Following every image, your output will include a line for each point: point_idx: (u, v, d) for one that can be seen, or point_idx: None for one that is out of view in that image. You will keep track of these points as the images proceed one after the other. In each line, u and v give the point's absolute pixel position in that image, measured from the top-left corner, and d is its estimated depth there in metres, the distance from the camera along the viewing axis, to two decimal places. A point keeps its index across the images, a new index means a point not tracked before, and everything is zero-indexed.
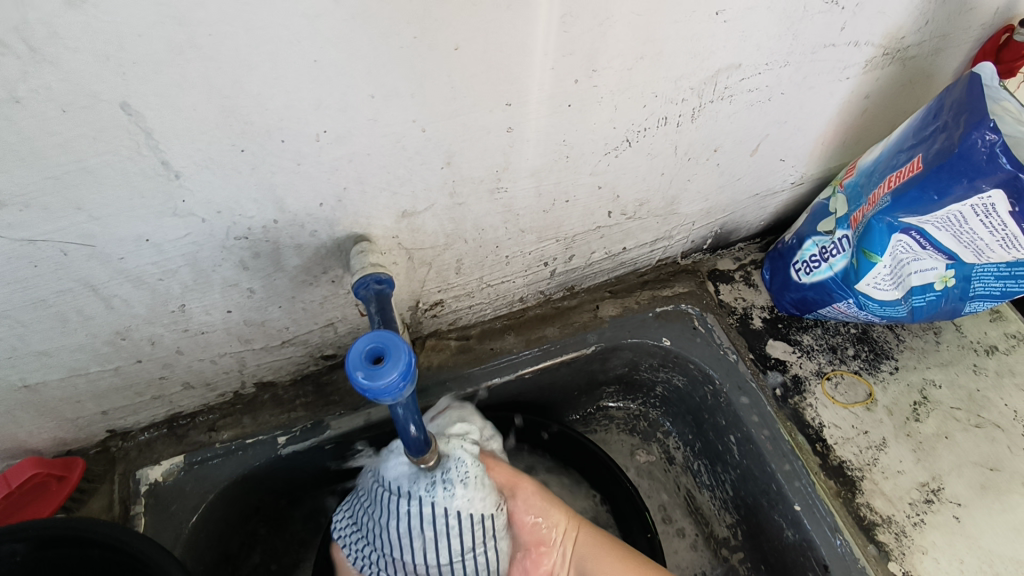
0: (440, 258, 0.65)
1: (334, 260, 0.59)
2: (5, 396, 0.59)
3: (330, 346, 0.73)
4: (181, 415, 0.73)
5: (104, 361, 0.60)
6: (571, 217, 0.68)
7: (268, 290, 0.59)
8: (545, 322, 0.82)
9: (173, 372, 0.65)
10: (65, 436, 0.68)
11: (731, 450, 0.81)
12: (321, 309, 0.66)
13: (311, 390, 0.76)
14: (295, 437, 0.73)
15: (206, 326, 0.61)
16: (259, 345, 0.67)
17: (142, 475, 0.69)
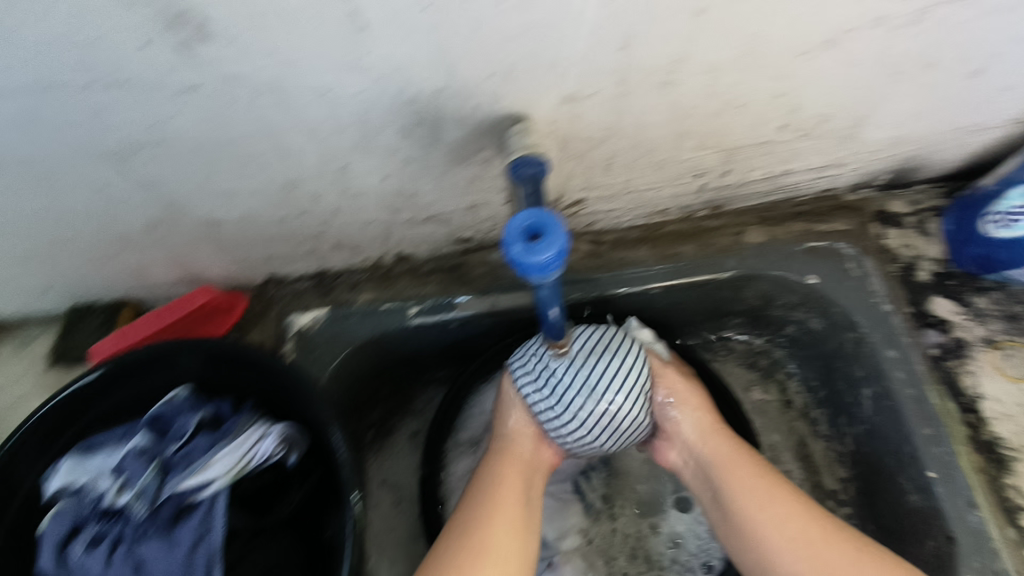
0: (592, 153, 0.63)
1: (491, 139, 0.59)
2: (192, 227, 0.66)
3: (468, 230, 0.75)
4: (330, 272, 0.80)
5: (273, 209, 0.65)
6: (740, 125, 0.63)
7: (424, 161, 0.61)
8: (684, 239, 0.79)
9: (329, 230, 0.70)
10: (234, 274, 0.77)
11: (862, 404, 0.76)
12: (467, 190, 0.67)
13: (445, 270, 0.80)
14: (425, 311, 0.76)
15: (364, 190, 0.64)
16: (406, 216, 0.70)
17: (292, 320, 0.76)
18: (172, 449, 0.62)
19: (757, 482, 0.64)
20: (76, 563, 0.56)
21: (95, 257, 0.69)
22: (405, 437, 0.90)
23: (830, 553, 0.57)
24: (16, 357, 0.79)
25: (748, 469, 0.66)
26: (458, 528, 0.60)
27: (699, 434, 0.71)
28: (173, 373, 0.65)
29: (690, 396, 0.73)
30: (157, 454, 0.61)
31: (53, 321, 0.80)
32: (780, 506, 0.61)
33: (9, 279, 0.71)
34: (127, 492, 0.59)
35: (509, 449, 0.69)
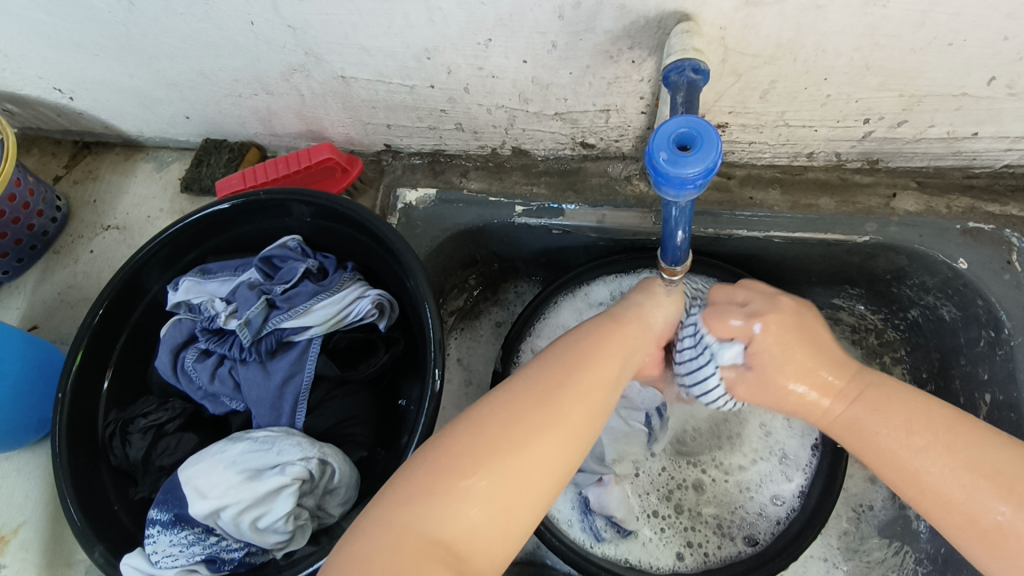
0: (754, 72, 0.56)
1: (647, 36, 0.53)
2: (325, 81, 0.66)
3: (593, 135, 0.71)
4: (443, 154, 0.79)
5: (405, 76, 0.64)
6: (939, 69, 0.53)
7: (569, 50, 0.56)
8: (824, 190, 0.71)
9: (453, 108, 0.68)
10: (353, 137, 0.77)
11: (977, 409, 0.69)
12: (605, 91, 0.62)
13: (557, 173, 0.76)
14: (531, 212, 0.75)
15: (500, 71, 0.61)
16: (534, 109, 0.67)
17: (400, 194, 0.77)
18: (278, 289, 0.63)
19: (879, 408, 0.48)
20: (187, 369, 0.63)
21: (232, 94, 0.71)
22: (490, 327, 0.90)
23: (994, 459, 0.44)
24: (152, 177, 0.85)
25: (862, 393, 0.50)
26: (502, 395, 0.45)
27: (786, 361, 0.51)
28: (288, 221, 0.68)
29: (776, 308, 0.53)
30: (265, 290, 0.64)
31: (186, 151, 0.85)
32: (948, 444, 0.45)
33: (156, 102, 0.75)
34: (235, 318, 0.62)
35: (614, 320, 0.51)
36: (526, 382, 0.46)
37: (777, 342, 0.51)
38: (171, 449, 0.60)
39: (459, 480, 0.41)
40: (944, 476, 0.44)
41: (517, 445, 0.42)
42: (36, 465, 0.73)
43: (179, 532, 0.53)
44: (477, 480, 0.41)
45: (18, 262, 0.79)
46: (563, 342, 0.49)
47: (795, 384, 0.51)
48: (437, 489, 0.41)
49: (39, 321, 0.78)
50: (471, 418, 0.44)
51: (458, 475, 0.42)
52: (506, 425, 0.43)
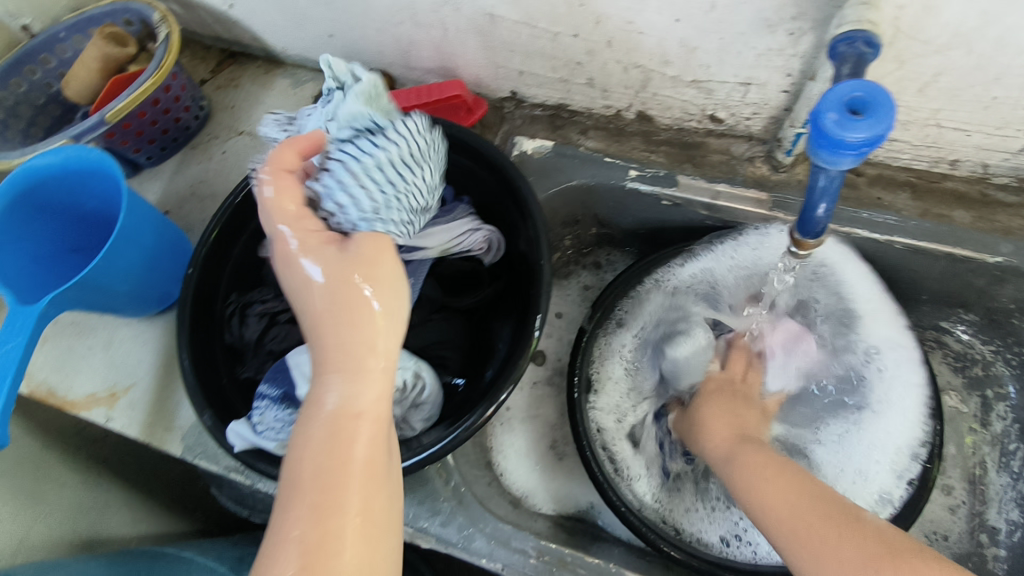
0: (920, 61, 0.54)
1: (815, 7, 0.52)
2: (473, 16, 0.68)
3: (724, 109, 0.70)
4: (566, 109, 0.80)
5: (553, 21, 0.65)
6: None
7: (727, 12, 0.55)
8: (959, 202, 0.67)
9: (590, 62, 0.69)
10: (483, 79, 0.79)
11: None
12: (751, 62, 0.61)
13: (678, 144, 0.76)
14: (645, 178, 0.74)
15: (649, 28, 0.61)
16: (672, 73, 0.66)
17: (517, 142, 0.79)
18: None
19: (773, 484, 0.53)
20: None
21: (379, 20, 0.74)
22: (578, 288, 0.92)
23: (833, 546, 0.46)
24: (286, 92, 0.90)
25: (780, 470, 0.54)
26: (319, 462, 0.42)
27: (714, 428, 0.65)
28: None
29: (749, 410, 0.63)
30: None
31: (322, 73, 0.90)
32: (806, 516, 0.49)
33: (307, 19, 0.79)
34: None
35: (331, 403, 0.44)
36: (327, 421, 0.43)
37: (719, 425, 0.64)
38: (281, 336, 0.68)
39: (308, 537, 0.39)
40: (771, 514, 0.51)
41: (338, 476, 0.41)
42: (152, 335, 0.80)
43: (283, 409, 0.57)
44: (322, 543, 0.39)
45: (161, 151, 0.86)
46: (322, 341, 0.47)
47: (707, 441, 0.64)
48: (297, 544, 0.39)
49: (170, 208, 0.85)
50: (321, 444, 0.42)
51: (308, 513, 0.40)
52: (370, 402, 0.44)
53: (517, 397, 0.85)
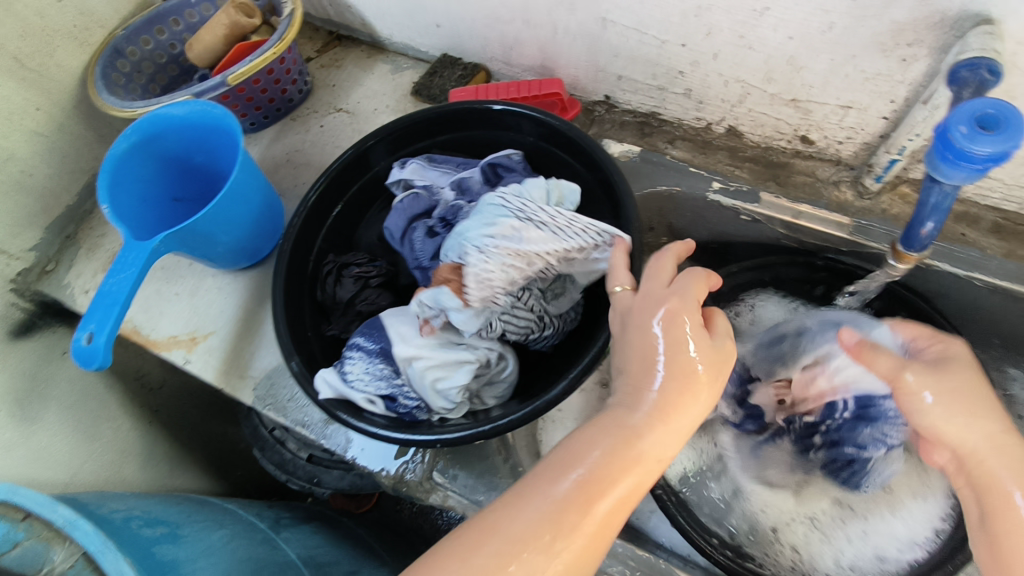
0: None
1: (934, 35, 0.54)
2: (586, 18, 0.71)
3: (817, 131, 0.71)
4: (655, 118, 0.82)
5: (664, 29, 0.67)
6: None
7: (842, 34, 0.58)
8: None
9: (692, 72, 0.72)
10: (580, 81, 0.82)
11: None
12: (856, 86, 0.63)
13: (764, 162, 0.78)
14: (728, 191, 0.76)
15: (760, 43, 0.63)
16: (772, 90, 0.68)
17: (606, 144, 0.82)
18: None
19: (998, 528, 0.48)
20: (414, 241, 0.66)
21: (492, 15, 0.78)
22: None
23: None
24: (386, 77, 0.94)
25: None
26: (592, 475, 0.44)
27: (950, 401, 0.49)
28: (511, 136, 0.74)
29: (949, 372, 0.50)
30: None
31: (421, 62, 0.94)
32: None
33: (420, 9, 0.84)
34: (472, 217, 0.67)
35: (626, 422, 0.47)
36: (610, 452, 0.45)
37: (941, 390, 0.49)
38: (371, 300, 0.67)
39: (517, 519, 0.42)
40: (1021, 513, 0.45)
41: (606, 491, 0.43)
42: (236, 288, 0.84)
43: (375, 363, 0.60)
44: (523, 541, 0.41)
45: (264, 119, 0.91)
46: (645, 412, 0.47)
47: (923, 394, 0.50)
48: (492, 525, 0.42)
49: (265, 172, 0.89)
50: (609, 453, 0.45)
51: (540, 507, 0.42)
52: (608, 470, 0.44)
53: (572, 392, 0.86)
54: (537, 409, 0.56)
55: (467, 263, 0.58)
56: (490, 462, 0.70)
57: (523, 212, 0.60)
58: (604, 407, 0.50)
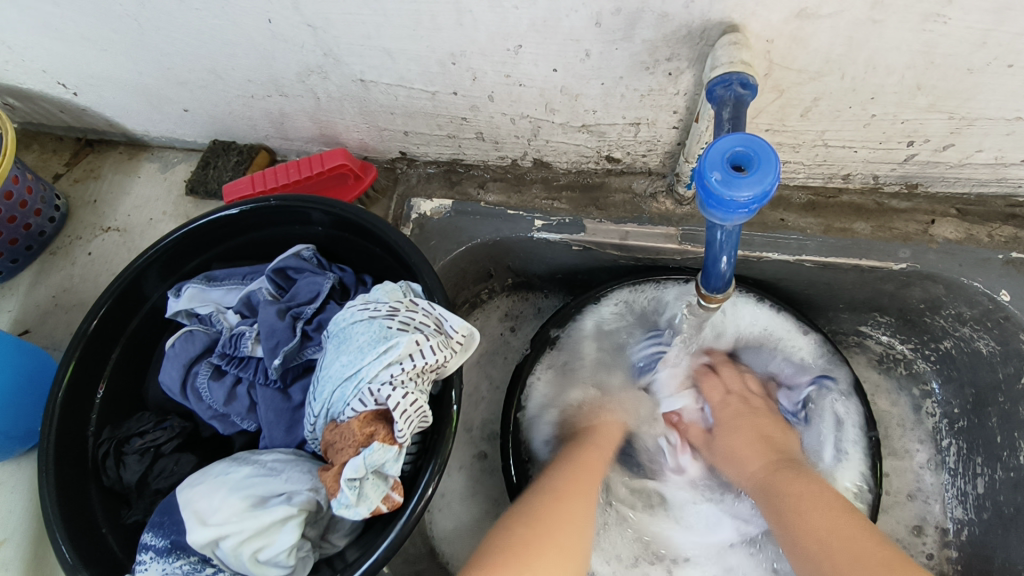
0: (798, 89, 0.53)
1: (688, 47, 0.50)
2: (343, 83, 0.63)
3: (619, 149, 0.67)
4: (460, 164, 0.76)
5: (427, 81, 0.61)
6: (995, 91, 0.50)
7: (602, 59, 0.53)
8: (858, 214, 0.67)
9: (475, 117, 0.65)
10: (368, 143, 0.74)
11: (1016, 449, 0.66)
12: (636, 104, 0.59)
13: (579, 187, 0.72)
14: (551, 227, 0.71)
15: (528, 79, 0.58)
16: (559, 120, 0.63)
17: (415, 204, 0.74)
18: (306, 310, 0.59)
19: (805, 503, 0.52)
20: (199, 387, 0.58)
21: (244, 95, 0.68)
22: (500, 325, 0.85)
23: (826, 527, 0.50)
24: (156, 178, 0.81)
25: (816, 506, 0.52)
26: (556, 482, 0.56)
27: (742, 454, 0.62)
28: (300, 230, 0.65)
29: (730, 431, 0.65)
30: (295, 314, 0.58)
31: (193, 153, 0.82)
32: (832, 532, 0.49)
33: (163, 99, 0.72)
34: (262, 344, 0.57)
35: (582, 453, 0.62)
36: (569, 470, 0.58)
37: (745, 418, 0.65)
38: (168, 471, 0.56)
39: (536, 500, 0.54)
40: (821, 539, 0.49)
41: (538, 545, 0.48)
42: (22, 477, 0.69)
43: (174, 560, 0.49)
44: (551, 507, 0.52)
45: (12, 263, 0.76)
46: (596, 444, 0.63)
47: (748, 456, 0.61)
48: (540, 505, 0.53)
49: (30, 325, 0.75)
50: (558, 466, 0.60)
51: (544, 505, 0.53)
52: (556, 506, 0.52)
53: (452, 471, 0.79)
54: (393, 545, 0.48)
55: (332, 437, 0.47)
56: None
57: (371, 337, 0.48)
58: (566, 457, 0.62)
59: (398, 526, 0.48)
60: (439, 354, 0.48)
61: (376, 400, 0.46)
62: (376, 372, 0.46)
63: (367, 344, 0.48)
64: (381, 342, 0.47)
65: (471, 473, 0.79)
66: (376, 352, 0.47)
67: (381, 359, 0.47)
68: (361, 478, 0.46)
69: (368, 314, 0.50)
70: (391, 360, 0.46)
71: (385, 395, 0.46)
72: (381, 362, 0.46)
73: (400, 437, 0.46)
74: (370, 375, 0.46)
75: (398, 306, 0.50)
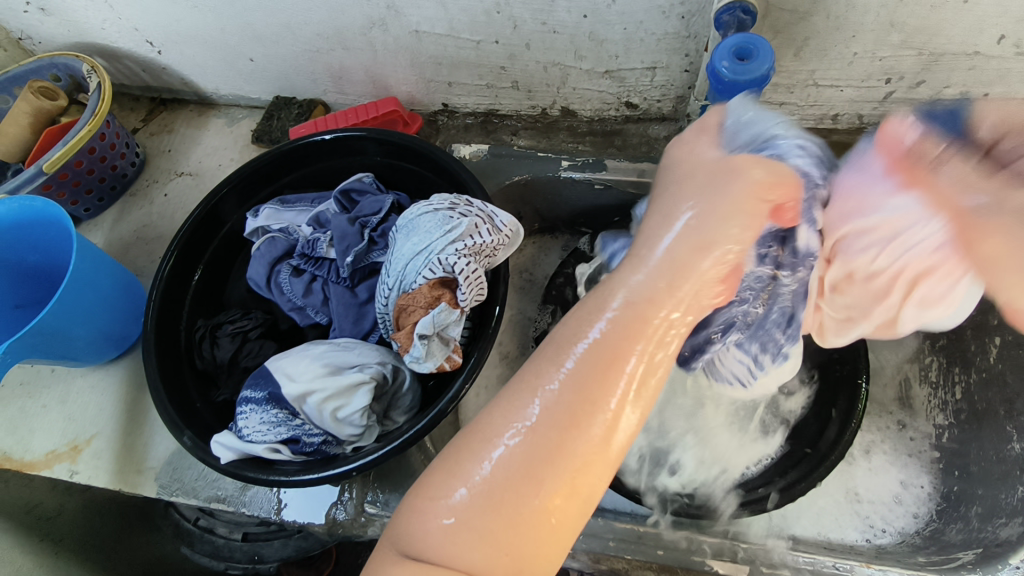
0: (791, 28, 0.63)
1: None
2: (400, 34, 0.73)
3: (637, 95, 0.77)
4: (496, 115, 0.86)
5: (474, 31, 0.71)
6: (955, 26, 0.61)
7: (625, 4, 0.64)
8: (846, 151, 0.77)
9: (513, 65, 0.76)
10: (415, 95, 0.84)
11: (989, 354, 0.75)
12: (654, 48, 0.69)
13: (600, 133, 0.83)
14: (576, 166, 0.80)
15: (561, 26, 0.68)
16: (586, 66, 0.74)
17: (456, 148, 0.84)
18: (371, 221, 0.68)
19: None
20: (280, 283, 0.68)
21: (312, 49, 0.78)
22: (529, 263, 0.94)
23: None
24: (223, 131, 0.92)
25: None
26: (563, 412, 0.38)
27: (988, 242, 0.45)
28: (361, 161, 0.74)
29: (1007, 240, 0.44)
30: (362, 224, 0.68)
31: (256, 109, 0.93)
32: None
33: (235, 54, 0.82)
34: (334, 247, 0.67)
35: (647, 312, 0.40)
36: (619, 327, 0.40)
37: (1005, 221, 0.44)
38: (255, 352, 0.66)
39: (526, 479, 0.38)
40: None
41: (515, 497, 0.38)
42: (110, 382, 0.78)
43: (269, 409, 0.58)
44: (539, 462, 0.38)
45: (99, 201, 0.86)
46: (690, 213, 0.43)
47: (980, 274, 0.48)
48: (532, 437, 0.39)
49: (114, 255, 0.84)
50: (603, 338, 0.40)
51: (528, 443, 0.38)
52: (558, 471, 0.38)
53: (485, 391, 0.87)
54: (449, 403, 0.56)
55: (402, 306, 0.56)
56: (417, 476, 0.67)
57: (435, 225, 0.57)
58: (598, 284, 0.43)
59: (453, 390, 0.56)
60: (492, 238, 0.57)
61: (443, 269, 0.55)
62: (443, 247, 0.56)
63: (433, 230, 0.57)
64: (444, 228, 0.57)
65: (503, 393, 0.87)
66: (442, 235, 0.56)
67: (445, 240, 0.56)
68: (429, 337, 0.55)
69: (432, 209, 0.59)
70: (454, 238, 0.56)
71: (449, 267, 0.55)
72: (446, 242, 0.56)
73: (463, 302, 0.55)
74: (436, 251, 0.56)
75: (456, 204, 0.59)
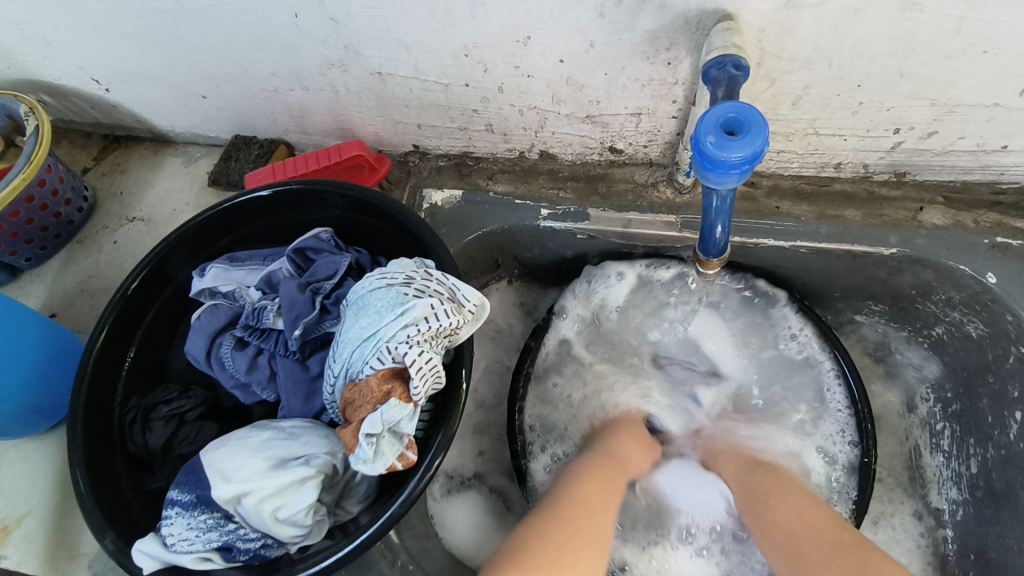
0: (789, 77, 0.57)
1: (684, 36, 0.54)
2: (361, 76, 0.67)
3: (621, 140, 0.71)
4: (470, 157, 0.79)
5: (441, 74, 0.65)
6: (972, 77, 0.54)
7: (604, 50, 0.57)
8: (849, 202, 0.70)
9: (486, 108, 0.69)
10: (383, 136, 0.78)
11: (1006, 427, 0.68)
12: (638, 94, 0.63)
13: (583, 178, 0.76)
14: (557, 215, 0.74)
15: (535, 70, 0.62)
16: (565, 110, 0.67)
17: (426, 194, 0.77)
18: (324, 286, 0.62)
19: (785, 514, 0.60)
20: (222, 357, 0.61)
21: (268, 89, 0.72)
22: (508, 312, 0.88)
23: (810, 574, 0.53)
24: (179, 172, 0.85)
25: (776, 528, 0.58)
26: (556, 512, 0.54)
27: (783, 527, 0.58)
28: (319, 214, 0.68)
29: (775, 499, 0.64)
30: (314, 289, 0.62)
31: (215, 148, 0.86)
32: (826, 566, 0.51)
33: (186, 92, 0.76)
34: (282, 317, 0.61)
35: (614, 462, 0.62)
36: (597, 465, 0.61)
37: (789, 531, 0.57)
38: (192, 437, 0.60)
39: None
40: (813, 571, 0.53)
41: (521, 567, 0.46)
42: (47, 453, 0.71)
43: (197, 514, 0.52)
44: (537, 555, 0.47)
45: (42, 250, 0.79)
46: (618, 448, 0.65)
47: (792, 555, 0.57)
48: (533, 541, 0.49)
49: (57, 309, 0.78)
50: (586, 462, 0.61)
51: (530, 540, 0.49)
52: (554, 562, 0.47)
53: (458, 455, 0.81)
54: (404, 505, 0.50)
55: (349, 397, 0.50)
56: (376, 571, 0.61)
57: (387, 304, 0.51)
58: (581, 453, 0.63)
59: (408, 490, 0.50)
60: (452, 318, 0.51)
61: (393, 358, 0.49)
62: (394, 332, 0.50)
63: (385, 311, 0.51)
64: (396, 308, 0.51)
65: (478, 458, 0.80)
66: (394, 317, 0.50)
67: (397, 323, 0.50)
68: (378, 435, 0.48)
69: (386, 282, 0.53)
70: (407, 321, 0.50)
71: (401, 356, 0.49)
72: (398, 327, 0.50)
73: (415, 396, 0.49)
74: (386, 337, 0.50)
75: (411, 277, 0.53)
